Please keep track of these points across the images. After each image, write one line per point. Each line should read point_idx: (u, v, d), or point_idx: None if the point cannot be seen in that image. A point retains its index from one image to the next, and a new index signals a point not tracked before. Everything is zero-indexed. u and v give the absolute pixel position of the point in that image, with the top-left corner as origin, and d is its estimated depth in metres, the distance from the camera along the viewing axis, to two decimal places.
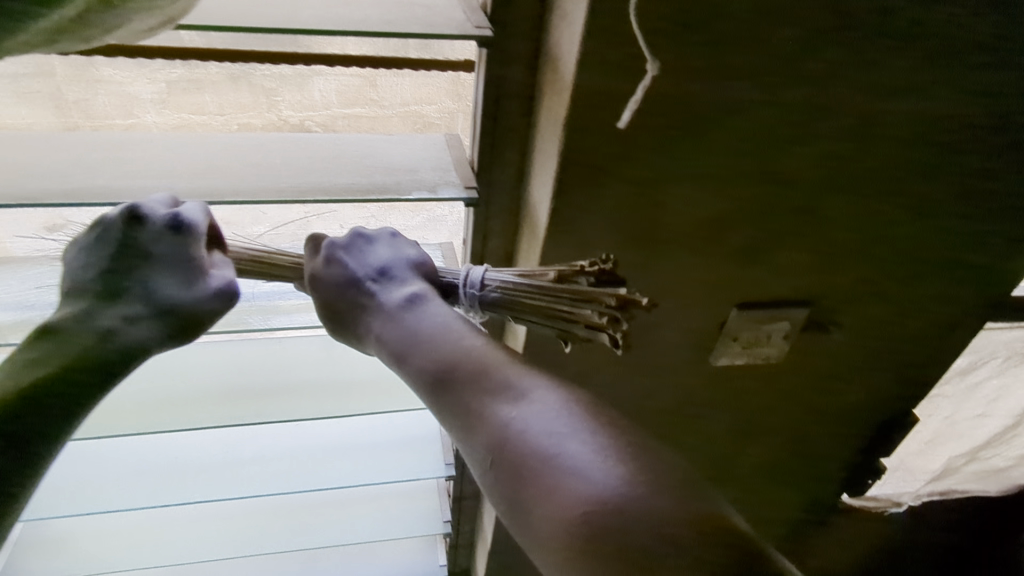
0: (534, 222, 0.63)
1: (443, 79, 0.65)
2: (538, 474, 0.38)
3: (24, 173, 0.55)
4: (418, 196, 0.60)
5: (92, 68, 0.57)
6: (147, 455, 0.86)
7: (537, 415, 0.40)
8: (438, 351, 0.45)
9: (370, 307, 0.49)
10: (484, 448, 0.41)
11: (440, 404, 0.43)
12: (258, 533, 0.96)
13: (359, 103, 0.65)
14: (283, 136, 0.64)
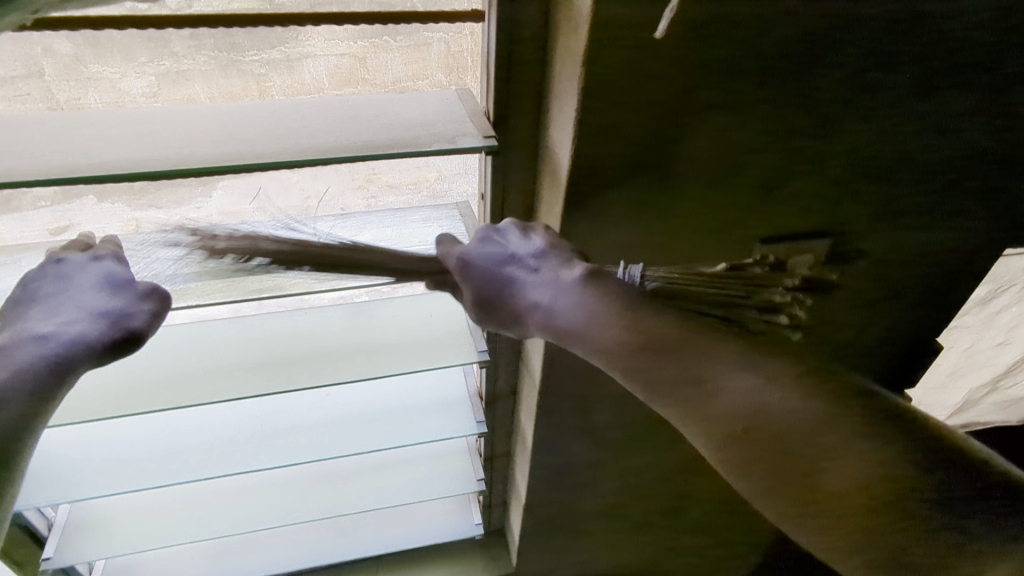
0: (554, 167, 0.63)
1: (433, 52, 0.65)
2: (776, 438, 0.45)
3: (46, 154, 0.55)
4: (438, 147, 0.60)
5: (108, 51, 0.57)
6: (186, 431, 0.87)
7: (758, 383, 0.45)
8: (624, 323, 0.49)
9: (537, 286, 0.53)
10: (727, 418, 0.45)
11: (655, 385, 0.48)
12: (300, 501, 0.98)
13: (350, 83, 0.65)
14: (294, 100, 0.63)
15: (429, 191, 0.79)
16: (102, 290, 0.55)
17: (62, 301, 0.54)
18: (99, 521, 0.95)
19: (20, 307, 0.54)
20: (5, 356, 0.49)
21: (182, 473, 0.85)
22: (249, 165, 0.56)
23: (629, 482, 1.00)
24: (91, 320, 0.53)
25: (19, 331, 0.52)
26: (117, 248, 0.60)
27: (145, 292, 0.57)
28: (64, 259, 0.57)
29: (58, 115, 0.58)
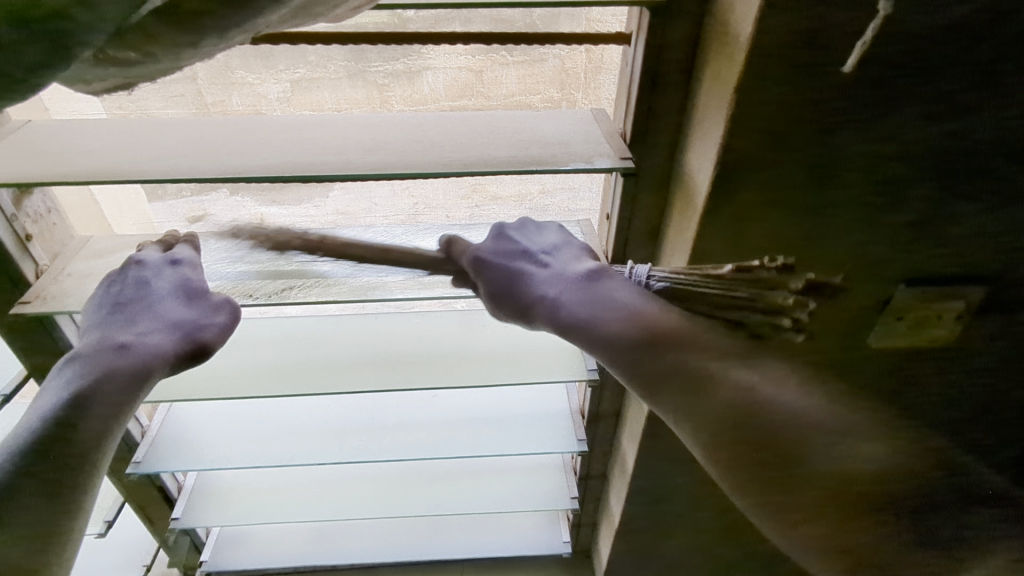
0: (689, 192, 0.62)
1: (548, 68, 0.66)
2: (770, 425, 0.50)
3: (222, 156, 0.60)
4: (574, 167, 0.61)
5: (268, 62, 0.62)
6: (306, 415, 0.93)
7: (759, 379, 0.51)
8: (634, 319, 0.52)
9: (547, 279, 0.55)
10: (721, 406, 0.50)
11: (659, 373, 0.51)
12: (398, 496, 1.02)
13: (466, 96, 0.68)
14: (436, 115, 0.66)
15: (532, 207, 0.78)
16: (177, 299, 0.57)
17: (138, 305, 0.56)
18: (220, 491, 1.03)
19: (105, 307, 0.57)
20: (89, 361, 0.53)
21: (298, 454, 0.89)
22: (398, 174, 0.60)
23: (728, 519, 0.96)
24: (167, 332, 0.55)
25: (102, 337, 0.55)
26: (196, 254, 0.61)
27: (218, 304, 0.58)
28: (143, 261, 0.59)
29: (231, 120, 0.64)
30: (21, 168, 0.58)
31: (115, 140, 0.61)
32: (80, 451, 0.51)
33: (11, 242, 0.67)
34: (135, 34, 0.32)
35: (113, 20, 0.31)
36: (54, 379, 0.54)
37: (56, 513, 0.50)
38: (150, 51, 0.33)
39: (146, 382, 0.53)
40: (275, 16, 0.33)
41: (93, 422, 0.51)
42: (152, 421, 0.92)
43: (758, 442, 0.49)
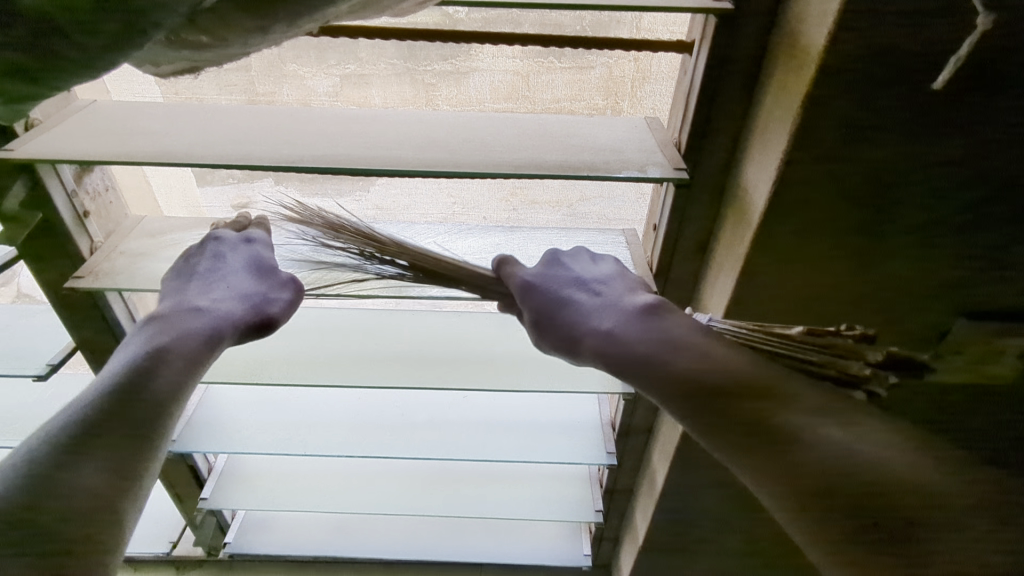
0: (743, 207, 0.60)
1: (594, 75, 0.65)
2: (865, 501, 0.38)
3: (276, 145, 0.61)
4: (626, 175, 0.60)
5: (315, 53, 0.62)
6: (336, 406, 0.94)
7: (849, 436, 0.40)
8: (677, 347, 0.46)
9: (597, 311, 0.51)
10: (791, 462, 0.40)
11: (719, 428, 0.43)
12: (421, 494, 1.02)
13: (509, 99, 0.67)
14: (483, 117, 0.66)
15: (571, 212, 0.77)
16: (250, 273, 0.58)
17: (213, 275, 0.57)
18: (248, 475, 1.04)
19: (181, 278, 0.57)
20: (167, 321, 0.52)
21: (327, 445, 0.90)
22: (448, 171, 0.59)
23: (757, 546, 0.93)
24: (241, 301, 0.55)
25: (178, 301, 0.54)
26: (266, 236, 0.63)
27: (287, 281, 0.59)
28: (220, 237, 0.60)
29: (286, 110, 0.64)
30: (84, 147, 0.59)
31: (174, 123, 0.62)
32: (152, 406, 0.47)
33: (69, 218, 0.68)
34: (210, 18, 0.32)
35: (189, 2, 0.31)
36: (123, 346, 0.52)
37: (125, 473, 0.45)
38: (224, 34, 0.34)
39: (217, 344, 0.52)
40: (348, 4, 0.33)
41: (167, 378, 0.48)
42: (187, 402, 0.94)
43: (830, 510, 0.39)
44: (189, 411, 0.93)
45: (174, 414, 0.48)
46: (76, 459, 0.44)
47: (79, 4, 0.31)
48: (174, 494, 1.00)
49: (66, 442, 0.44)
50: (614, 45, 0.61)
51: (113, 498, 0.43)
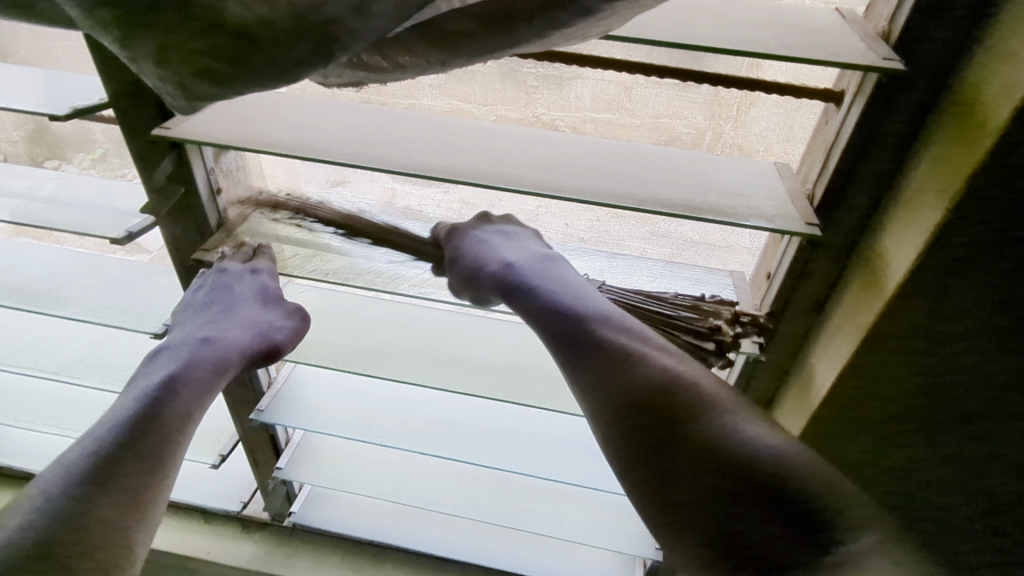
0: (874, 274, 0.57)
1: (702, 91, 0.62)
2: (657, 406, 0.57)
3: (406, 150, 0.62)
4: (754, 223, 0.58)
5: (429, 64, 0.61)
6: (417, 401, 0.96)
7: (656, 363, 0.60)
8: (584, 309, 0.65)
9: (503, 251, 0.71)
10: (635, 389, 0.58)
11: (568, 351, 0.62)
12: (484, 500, 1.04)
13: (609, 109, 0.65)
14: (574, 138, 0.65)
15: (654, 230, 0.74)
16: (254, 305, 0.79)
17: (223, 310, 0.78)
18: (321, 451, 1.08)
19: (190, 309, 0.77)
20: (184, 351, 0.72)
21: (401, 437, 0.93)
22: (573, 198, 0.59)
23: None
24: (247, 336, 0.78)
25: (193, 331, 0.75)
26: (271, 264, 0.80)
27: (291, 312, 0.82)
28: (226, 269, 0.78)
29: (416, 114, 0.65)
30: (230, 132, 0.63)
31: (313, 116, 0.65)
32: (164, 435, 0.64)
33: (206, 193, 0.73)
34: (393, 44, 0.33)
35: (380, 30, 0.32)
36: (136, 381, 0.70)
37: (138, 495, 0.61)
38: (402, 61, 0.34)
39: (227, 368, 0.75)
40: (529, 49, 0.33)
41: (178, 411, 0.66)
42: (279, 375, 0.98)
43: (648, 421, 0.57)
44: (280, 384, 0.98)
45: (179, 442, 0.65)
46: (104, 488, 0.59)
47: (278, 26, 0.33)
48: (252, 459, 1.05)
49: (88, 476, 0.60)
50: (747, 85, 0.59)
51: (129, 520, 0.59)
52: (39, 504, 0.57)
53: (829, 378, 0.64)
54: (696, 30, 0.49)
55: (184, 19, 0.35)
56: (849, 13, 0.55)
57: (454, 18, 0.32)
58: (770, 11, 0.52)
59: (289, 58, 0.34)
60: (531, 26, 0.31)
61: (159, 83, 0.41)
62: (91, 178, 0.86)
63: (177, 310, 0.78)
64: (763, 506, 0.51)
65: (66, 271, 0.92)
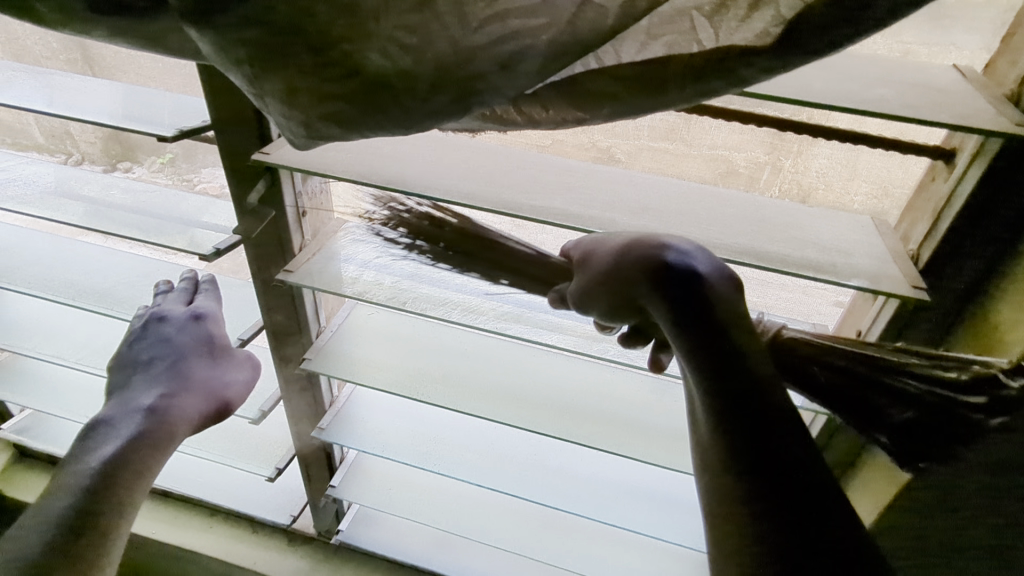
0: (986, 343, 0.55)
1: (761, 129, 0.60)
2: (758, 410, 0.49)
3: (494, 186, 0.62)
4: (856, 284, 0.55)
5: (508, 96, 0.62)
6: (476, 431, 0.97)
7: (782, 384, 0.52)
8: (737, 308, 0.54)
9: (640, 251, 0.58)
10: (768, 394, 0.50)
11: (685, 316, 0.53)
12: (534, 535, 1.03)
13: (667, 139, 0.63)
14: (628, 173, 0.64)
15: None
16: (204, 360, 0.77)
17: (169, 369, 0.75)
18: (373, 471, 1.09)
19: (137, 371, 0.76)
20: (125, 426, 0.71)
21: (459, 467, 0.92)
22: (662, 245, 0.57)
23: None
24: (172, 389, 0.74)
25: (135, 396, 0.74)
26: (213, 307, 0.79)
27: (243, 363, 0.80)
28: (164, 318, 0.77)
29: (504, 150, 0.66)
30: (324, 160, 0.64)
31: (404, 146, 0.66)
32: (102, 520, 0.65)
33: (292, 215, 0.75)
34: (530, 99, 0.36)
35: (526, 84, 0.33)
36: (74, 463, 0.69)
37: (93, 565, 0.64)
38: (537, 116, 0.37)
39: (174, 434, 0.73)
40: (671, 110, 0.35)
41: (115, 494, 0.67)
42: (339, 394, 0.99)
43: (777, 451, 0.47)
44: (340, 404, 0.98)
45: (121, 524, 0.66)
46: (60, 565, 0.62)
47: (424, 77, 0.34)
48: (305, 474, 1.04)
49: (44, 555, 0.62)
50: (820, 132, 0.58)
51: None
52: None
53: (930, 446, 0.61)
54: (812, 85, 0.48)
55: (319, 62, 0.35)
56: (968, 69, 0.52)
57: (597, 78, 0.35)
58: (887, 67, 0.50)
59: (425, 109, 0.35)
60: (680, 92, 0.34)
61: (282, 119, 0.40)
62: (179, 193, 0.89)
63: (122, 372, 0.77)
64: (858, 574, 0.44)
65: (145, 280, 0.95)
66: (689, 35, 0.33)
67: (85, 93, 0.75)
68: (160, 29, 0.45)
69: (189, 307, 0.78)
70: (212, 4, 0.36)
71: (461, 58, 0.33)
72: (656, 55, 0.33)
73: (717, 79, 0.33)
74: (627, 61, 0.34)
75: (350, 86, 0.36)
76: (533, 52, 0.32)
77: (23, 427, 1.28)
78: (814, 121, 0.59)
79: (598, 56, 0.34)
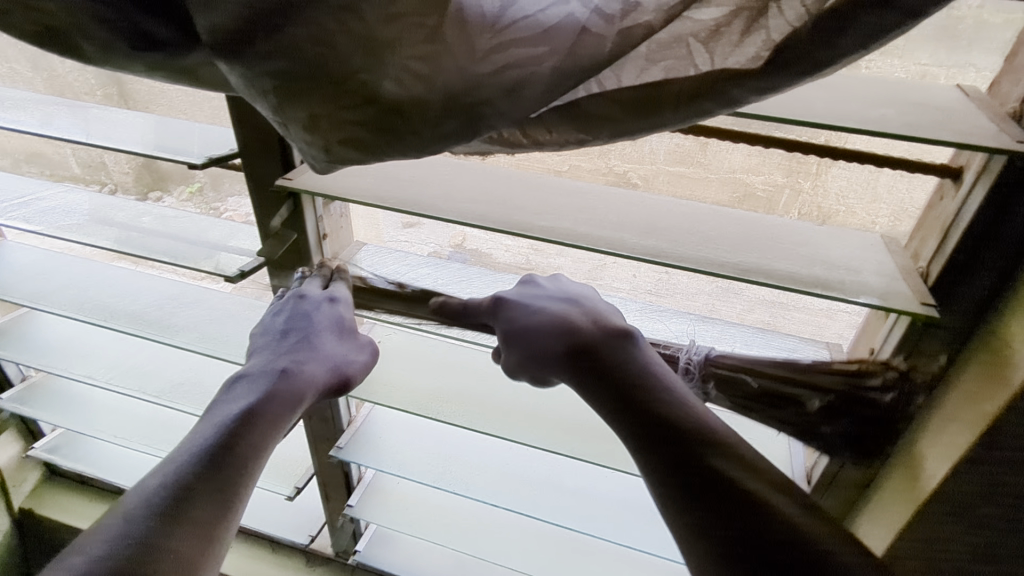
0: (1000, 365, 0.54)
1: (778, 153, 0.62)
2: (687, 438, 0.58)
3: (508, 209, 0.64)
4: (866, 300, 0.56)
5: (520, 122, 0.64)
6: (490, 452, 0.97)
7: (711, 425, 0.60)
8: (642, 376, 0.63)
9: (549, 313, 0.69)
10: (678, 450, 0.57)
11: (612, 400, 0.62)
12: (549, 557, 1.03)
13: (684, 163, 0.65)
14: (644, 196, 0.66)
15: (723, 288, 0.74)
16: (333, 335, 0.77)
17: (302, 338, 0.75)
18: (390, 491, 1.10)
19: (271, 337, 0.76)
20: (260, 381, 0.72)
21: (474, 487, 0.93)
22: (674, 264, 0.58)
23: None
24: (298, 359, 0.74)
25: (269, 361, 0.74)
26: (346, 291, 0.78)
27: (364, 345, 0.80)
28: (306, 295, 0.76)
29: (517, 175, 0.68)
30: (345, 185, 0.66)
31: (422, 171, 0.68)
32: (237, 463, 0.63)
33: (312, 238, 0.77)
34: (535, 123, 0.38)
35: (529, 107, 0.35)
36: (213, 412, 0.70)
37: (212, 530, 0.59)
38: (541, 138, 0.39)
39: (301, 402, 0.72)
40: (672, 129, 0.37)
41: (249, 442, 0.66)
42: (358, 413, 1.01)
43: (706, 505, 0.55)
44: (359, 422, 1.01)
45: (250, 475, 0.64)
46: (176, 521, 0.57)
47: (434, 104, 0.36)
48: (324, 492, 1.07)
49: (170, 502, 0.59)
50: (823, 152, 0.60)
51: (199, 550, 0.57)
52: (117, 529, 0.56)
53: (942, 469, 0.60)
54: (814, 106, 0.49)
55: (337, 92, 0.38)
56: (973, 89, 0.53)
57: (598, 102, 0.37)
58: (888, 89, 0.52)
59: (436, 132, 0.37)
60: (677, 112, 0.36)
61: (304, 146, 0.42)
62: (206, 220, 0.93)
63: (258, 334, 0.78)
64: None
65: (174, 302, 0.99)
66: (686, 60, 0.35)
67: (106, 123, 0.78)
68: (196, 62, 0.49)
69: (326, 290, 0.77)
70: (241, 41, 0.38)
71: (469, 85, 0.35)
72: (655, 79, 0.35)
73: (713, 100, 0.35)
74: (626, 84, 0.36)
75: (367, 113, 0.38)
76: (535, 79, 0.35)
77: (55, 446, 1.32)
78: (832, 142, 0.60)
79: (598, 81, 0.36)
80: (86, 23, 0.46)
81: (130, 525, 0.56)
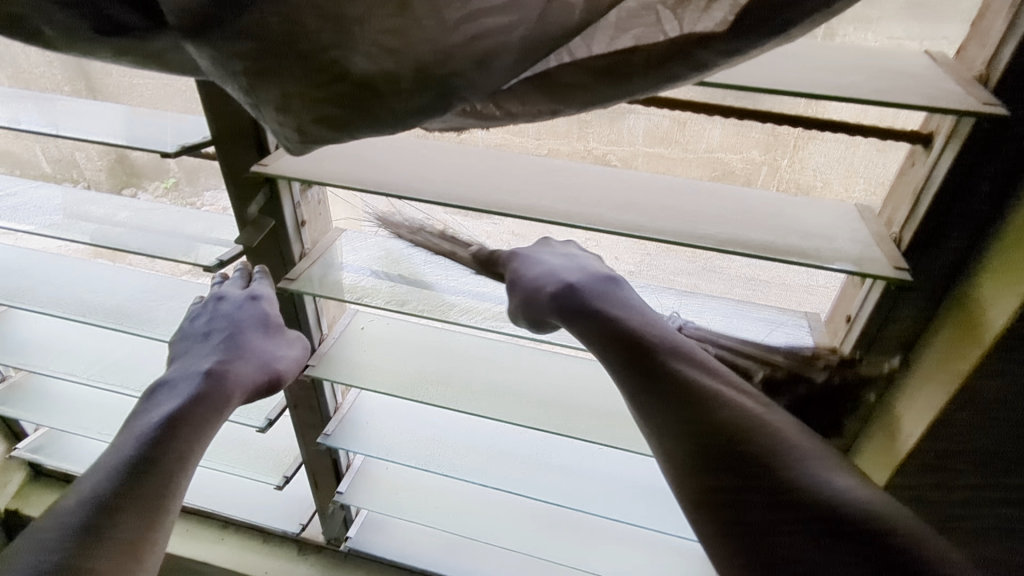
0: (972, 324, 0.56)
1: (755, 129, 0.62)
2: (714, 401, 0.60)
3: (484, 188, 0.64)
4: (841, 267, 0.57)
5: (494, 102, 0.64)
6: (478, 435, 0.98)
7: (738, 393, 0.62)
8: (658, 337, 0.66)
9: (566, 270, 0.73)
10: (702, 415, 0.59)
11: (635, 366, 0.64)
12: (540, 535, 1.04)
13: (661, 142, 0.65)
14: (623, 174, 0.66)
15: (705, 266, 0.74)
16: (258, 332, 0.80)
17: (224, 338, 0.79)
18: (380, 477, 1.10)
19: (192, 340, 0.79)
20: (184, 387, 0.75)
21: (463, 469, 0.94)
22: (652, 237, 0.59)
23: None
24: (223, 360, 0.78)
25: (192, 366, 0.77)
26: (271, 289, 0.81)
27: (294, 341, 0.83)
28: (225, 297, 0.80)
29: (493, 155, 0.68)
30: (321, 169, 0.66)
31: (398, 153, 0.68)
32: (158, 474, 0.66)
33: (291, 226, 0.77)
34: (507, 94, 0.38)
35: (501, 78, 0.36)
36: (135, 421, 0.72)
37: (139, 538, 0.62)
38: (514, 110, 0.39)
39: (224, 403, 0.75)
40: (643, 96, 0.38)
41: (172, 451, 0.68)
42: (344, 400, 1.01)
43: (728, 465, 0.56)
44: (345, 409, 1.00)
45: (176, 481, 0.67)
46: (98, 534, 0.60)
47: (405, 77, 0.36)
48: (312, 481, 1.06)
49: (90, 517, 0.61)
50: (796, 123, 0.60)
51: (126, 560, 0.60)
52: (39, 550, 0.59)
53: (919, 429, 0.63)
54: (785, 75, 0.50)
55: (308, 70, 0.37)
56: (939, 55, 0.54)
57: (569, 71, 0.37)
58: (856, 56, 0.52)
59: (409, 107, 0.37)
60: (647, 77, 0.36)
61: (277, 127, 0.42)
62: (180, 211, 0.91)
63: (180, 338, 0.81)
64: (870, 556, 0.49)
65: (153, 296, 0.98)
66: (655, 27, 0.35)
67: (72, 115, 0.77)
68: (162, 46, 0.48)
69: (247, 290, 0.81)
70: (208, 20, 0.37)
71: (441, 57, 0.35)
72: (626, 46, 0.36)
73: (681, 64, 0.35)
74: (597, 52, 0.36)
75: (338, 90, 0.38)
76: (506, 49, 0.35)
77: (38, 445, 1.30)
78: (809, 113, 0.60)
79: (568, 49, 0.36)
80: (47, 9, 0.45)
81: (50, 547, 0.59)
